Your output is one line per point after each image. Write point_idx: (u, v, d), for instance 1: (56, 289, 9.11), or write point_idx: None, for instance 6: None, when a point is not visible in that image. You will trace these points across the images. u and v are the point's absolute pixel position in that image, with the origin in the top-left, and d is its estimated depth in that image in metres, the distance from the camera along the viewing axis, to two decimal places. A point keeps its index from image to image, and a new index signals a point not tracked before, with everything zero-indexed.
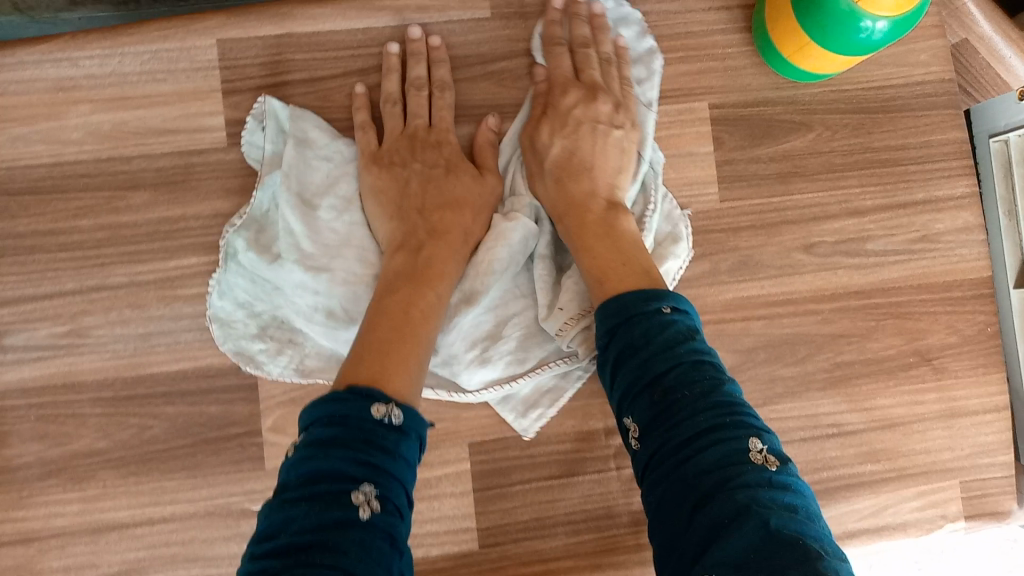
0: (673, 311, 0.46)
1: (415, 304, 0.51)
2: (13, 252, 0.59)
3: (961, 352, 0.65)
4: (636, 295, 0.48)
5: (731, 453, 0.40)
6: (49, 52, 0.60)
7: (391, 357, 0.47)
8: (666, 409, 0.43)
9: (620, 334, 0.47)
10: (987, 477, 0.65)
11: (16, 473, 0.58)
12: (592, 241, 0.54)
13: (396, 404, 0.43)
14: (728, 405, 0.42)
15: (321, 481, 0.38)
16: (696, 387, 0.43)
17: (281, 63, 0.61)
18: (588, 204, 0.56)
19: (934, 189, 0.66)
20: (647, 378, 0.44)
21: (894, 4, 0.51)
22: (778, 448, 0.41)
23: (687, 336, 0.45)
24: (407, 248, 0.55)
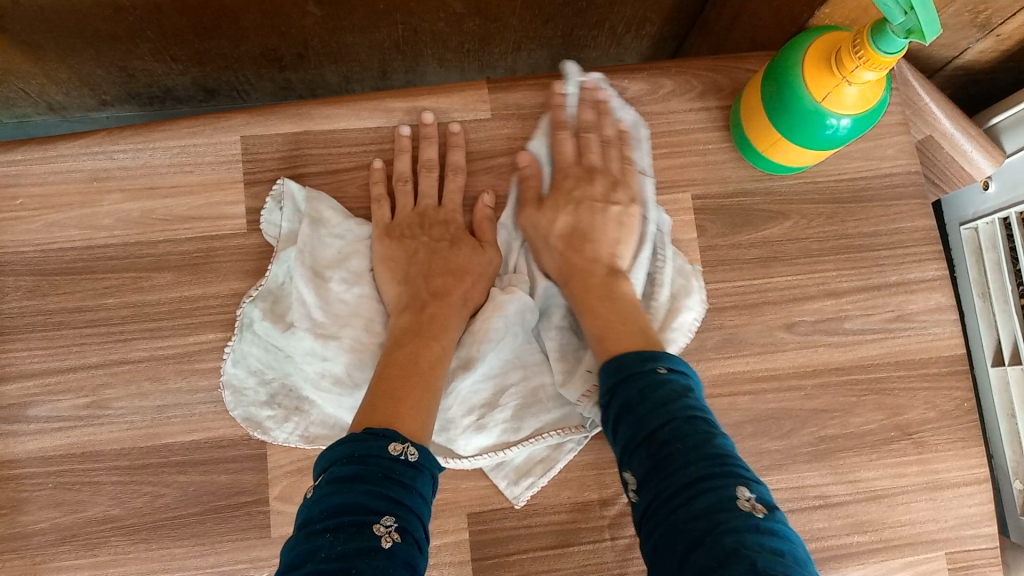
0: (668, 371, 0.50)
1: (421, 356, 0.55)
2: (42, 328, 0.63)
3: (940, 427, 0.68)
4: (635, 357, 0.52)
5: (720, 500, 0.42)
6: (87, 146, 0.66)
7: (405, 401, 0.51)
8: (661, 461, 0.46)
9: (619, 393, 0.50)
10: (972, 549, 0.66)
11: (31, 540, 0.61)
12: (594, 304, 0.59)
13: (411, 443, 0.47)
14: (719, 455, 0.45)
15: (344, 514, 0.42)
16: (688, 439, 0.46)
17: (299, 157, 0.66)
18: (589, 270, 0.61)
19: (907, 272, 0.70)
20: (643, 434, 0.47)
21: (855, 103, 0.57)
22: (767, 497, 0.43)
23: (682, 393, 0.49)
24: (412, 309, 0.59)
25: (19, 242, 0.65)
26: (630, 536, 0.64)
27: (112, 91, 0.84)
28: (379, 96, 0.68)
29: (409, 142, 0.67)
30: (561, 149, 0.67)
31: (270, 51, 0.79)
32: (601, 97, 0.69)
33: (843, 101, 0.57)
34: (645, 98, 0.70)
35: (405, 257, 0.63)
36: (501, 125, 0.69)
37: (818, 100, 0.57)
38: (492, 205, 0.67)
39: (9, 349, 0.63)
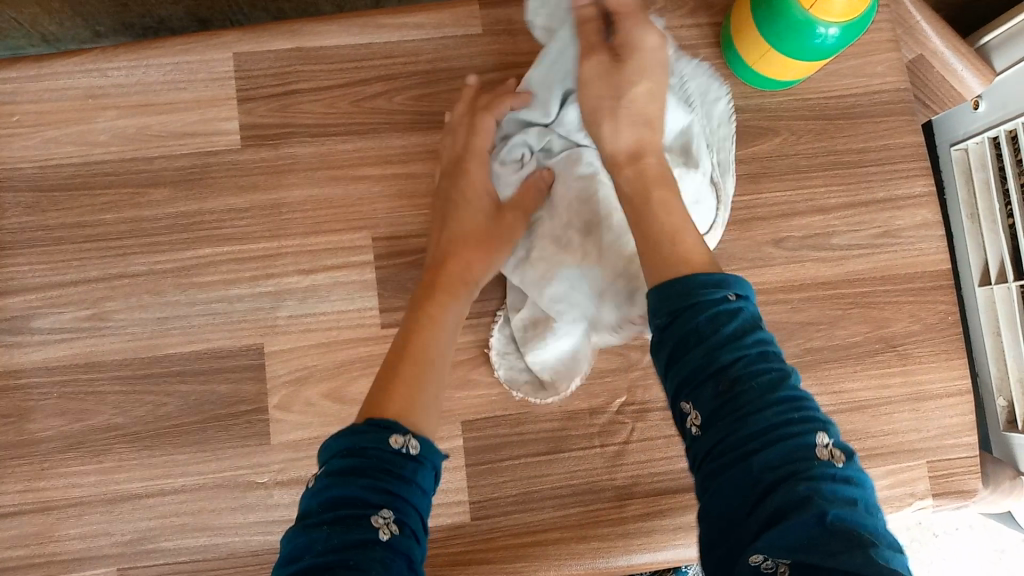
0: (737, 298, 0.44)
1: (423, 329, 0.55)
2: (42, 243, 0.65)
3: (924, 339, 0.69)
4: (699, 280, 0.45)
5: (797, 448, 0.39)
6: (81, 64, 0.66)
7: (406, 383, 0.50)
8: (734, 401, 0.41)
9: (684, 318, 0.44)
10: (952, 457, 0.68)
11: (38, 446, 0.62)
12: (624, 210, 0.55)
13: (412, 434, 0.46)
14: (792, 401, 0.41)
15: (342, 508, 0.42)
16: (761, 381, 0.41)
17: (290, 74, 0.67)
18: (615, 172, 0.56)
19: (894, 188, 0.71)
20: (712, 368, 0.42)
21: (843, 11, 0.57)
22: (841, 441, 0.41)
23: (752, 326, 0.43)
24: (424, 277, 0.60)
25: (17, 158, 0.65)
26: (618, 444, 0.65)
27: (105, 20, 0.83)
28: (370, 13, 0.68)
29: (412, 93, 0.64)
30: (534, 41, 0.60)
31: None
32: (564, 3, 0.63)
33: (831, 8, 0.57)
34: None
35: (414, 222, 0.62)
36: (492, 41, 0.69)
37: (806, 9, 0.58)
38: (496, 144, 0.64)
39: (11, 263, 0.64)
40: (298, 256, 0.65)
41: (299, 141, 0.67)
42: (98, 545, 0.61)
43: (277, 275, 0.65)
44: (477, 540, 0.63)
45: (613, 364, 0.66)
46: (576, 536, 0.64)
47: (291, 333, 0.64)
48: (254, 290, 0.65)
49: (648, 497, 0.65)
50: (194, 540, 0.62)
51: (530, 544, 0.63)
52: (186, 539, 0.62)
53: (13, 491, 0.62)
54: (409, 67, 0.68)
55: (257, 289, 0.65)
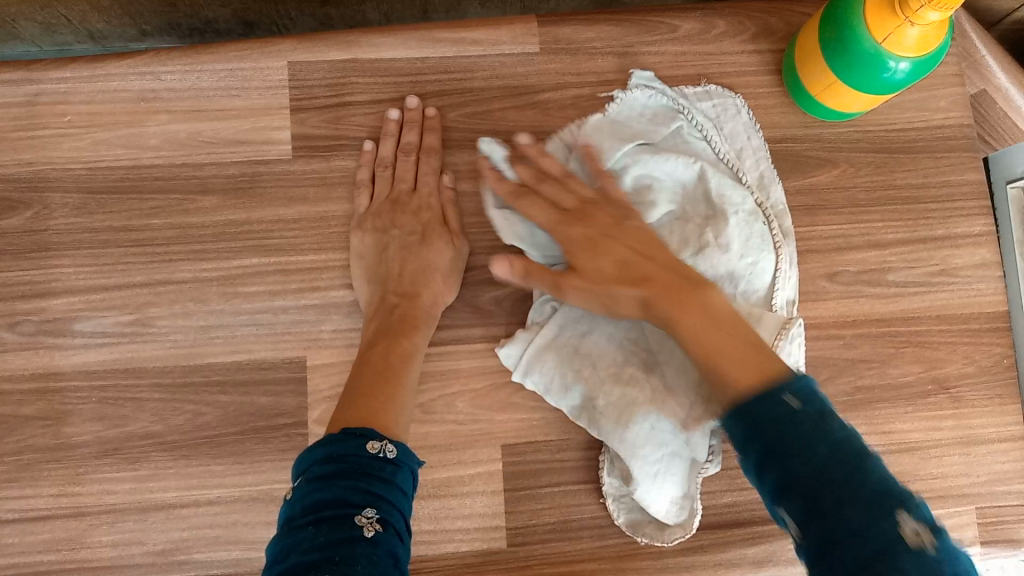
0: (796, 398, 0.43)
1: (392, 352, 0.59)
2: (88, 245, 0.64)
3: (978, 382, 0.68)
4: (755, 395, 0.44)
5: (893, 548, 0.36)
6: (136, 66, 0.66)
7: (377, 396, 0.55)
8: (813, 504, 0.39)
9: (755, 432, 0.43)
10: (1003, 505, 0.67)
11: (74, 451, 0.62)
12: (685, 312, 0.51)
13: (389, 441, 0.50)
14: (881, 493, 0.38)
15: (326, 508, 0.44)
16: (841, 483, 0.38)
17: (344, 85, 0.67)
18: (658, 281, 0.53)
19: (953, 226, 0.69)
20: (790, 480, 0.40)
21: (915, 47, 0.56)
22: (928, 516, 0.37)
23: (819, 425, 0.41)
24: (380, 310, 0.62)
25: (66, 158, 0.65)
26: None
27: (152, 19, 0.83)
28: (428, 27, 0.68)
29: (396, 127, 0.66)
30: (536, 211, 0.60)
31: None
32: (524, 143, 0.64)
33: (904, 43, 0.56)
34: (695, 37, 0.69)
35: (379, 251, 0.64)
36: (550, 60, 0.68)
37: (877, 42, 0.57)
38: (452, 186, 0.67)
39: (55, 265, 0.64)
40: (345, 269, 0.65)
41: (351, 154, 0.66)
42: (130, 553, 0.61)
43: (323, 288, 0.64)
44: (512, 567, 0.62)
45: None
46: (612, 568, 0.62)
47: (334, 347, 0.64)
48: (300, 302, 0.64)
49: (689, 531, 0.63)
50: (227, 554, 0.61)
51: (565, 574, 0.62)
52: (219, 551, 0.61)
53: (48, 495, 0.61)
54: (463, 83, 0.68)
55: (302, 301, 0.64)
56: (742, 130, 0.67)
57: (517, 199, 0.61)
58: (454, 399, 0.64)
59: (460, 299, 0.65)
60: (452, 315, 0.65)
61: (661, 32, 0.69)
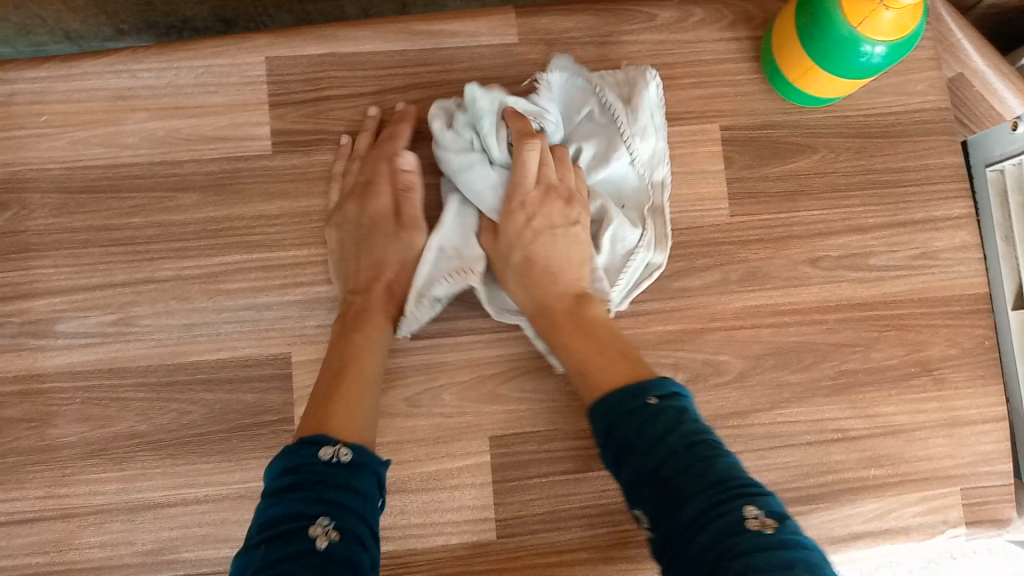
0: (659, 399, 0.48)
1: (362, 352, 0.58)
2: (68, 245, 0.64)
3: (961, 364, 0.68)
4: (620, 395, 0.50)
5: (730, 524, 0.41)
6: (113, 64, 0.65)
7: (347, 399, 0.54)
8: (668, 496, 0.44)
9: (614, 435, 0.49)
10: (987, 485, 0.67)
11: (59, 452, 0.61)
12: (569, 338, 0.57)
13: (344, 445, 0.50)
14: (728, 483, 0.43)
15: (281, 522, 0.44)
16: (687, 470, 0.44)
17: (323, 79, 0.66)
18: (552, 297, 0.59)
19: (933, 209, 0.69)
20: (648, 475, 0.46)
21: (890, 31, 0.56)
22: (777, 508, 0.42)
23: (676, 421, 0.47)
24: (352, 306, 0.61)
25: (45, 158, 0.64)
26: None
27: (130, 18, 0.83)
28: (406, 20, 0.68)
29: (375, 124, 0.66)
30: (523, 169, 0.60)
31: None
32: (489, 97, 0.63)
33: (879, 27, 0.56)
34: (674, 26, 0.69)
35: (338, 246, 0.63)
36: (529, 50, 0.68)
37: (852, 26, 0.57)
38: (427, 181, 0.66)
39: (35, 266, 0.63)
40: (327, 264, 0.64)
41: (331, 149, 0.66)
42: (118, 554, 0.60)
43: (306, 283, 0.64)
44: (502, 558, 0.62)
45: None
46: (603, 557, 0.62)
47: (318, 343, 0.63)
48: (283, 298, 0.64)
49: None
50: (216, 553, 0.60)
51: (556, 564, 0.62)
52: (207, 551, 0.60)
53: (34, 497, 0.61)
54: (443, 75, 0.68)
55: (285, 297, 0.64)
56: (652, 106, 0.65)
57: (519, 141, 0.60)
58: (440, 392, 0.64)
59: None
60: None
61: (640, 21, 0.69)
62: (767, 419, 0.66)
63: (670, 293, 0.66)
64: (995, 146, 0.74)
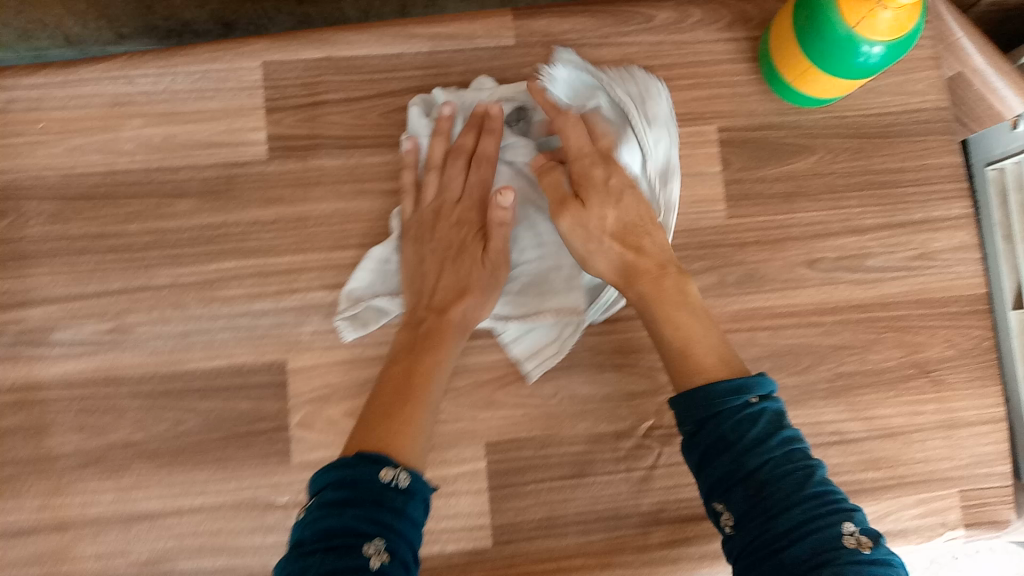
0: (760, 400, 0.47)
1: (415, 369, 0.56)
2: (65, 253, 0.63)
3: (959, 365, 0.68)
4: (717, 387, 0.47)
5: (829, 542, 0.41)
6: (107, 70, 0.65)
7: (396, 418, 0.51)
8: (760, 504, 0.44)
9: (710, 427, 0.47)
10: (985, 487, 0.67)
11: (57, 461, 0.61)
12: (648, 322, 0.55)
13: (404, 468, 0.47)
14: (823, 496, 0.43)
15: (334, 537, 0.43)
16: (786, 479, 0.44)
17: (319, 84, 0.66)
18: (623, 275, 0.57)
19: (932, 210, 0.69)
20: (742, 476, 0.45)
21: (888, 30, 0.56)
22: (869, 526, 0.43)
23: (777, 426, 0.46)
24: (411, 324, 0.59)
25: (40, 166, 0.64)
26: (645, 468, 0.64)
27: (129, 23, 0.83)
28: (402, 23, 0.67)
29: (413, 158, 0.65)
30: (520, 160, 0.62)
31: None
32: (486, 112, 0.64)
33: (876, 26, 0.55)
34: (671, 27, 0.69)
35: (416, 262, 0.62)
36: (525, 53, 0.68)
37: (850, 26, 0.56)
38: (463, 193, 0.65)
39: (33, 274, 0.63)
40: (324, 271, 0.64)
41: (327, 153, 0.65)
42: (116, 563, 0.60)
43: (302, 290, 0.64)
44: (498, 564, 0.62)
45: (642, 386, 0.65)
46: (599, 563, 0.62)
47: (315, 350, 0.63)
48: (279, 305, 0.64)
49: (674, 523, 0.64)
50: (213, 561, 0.60)
51: (553, 570, 0.62)
52: (205, 558, 0.60)
53: (32, 506, 0.61)
54: (439, 79, 0.67)
55: (281, 304, 0.64)
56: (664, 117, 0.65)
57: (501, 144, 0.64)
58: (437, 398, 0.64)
59: None
60: None
61: (637, 22, 0.69)
62: None
63: None
64: (996, 146, 0.74)
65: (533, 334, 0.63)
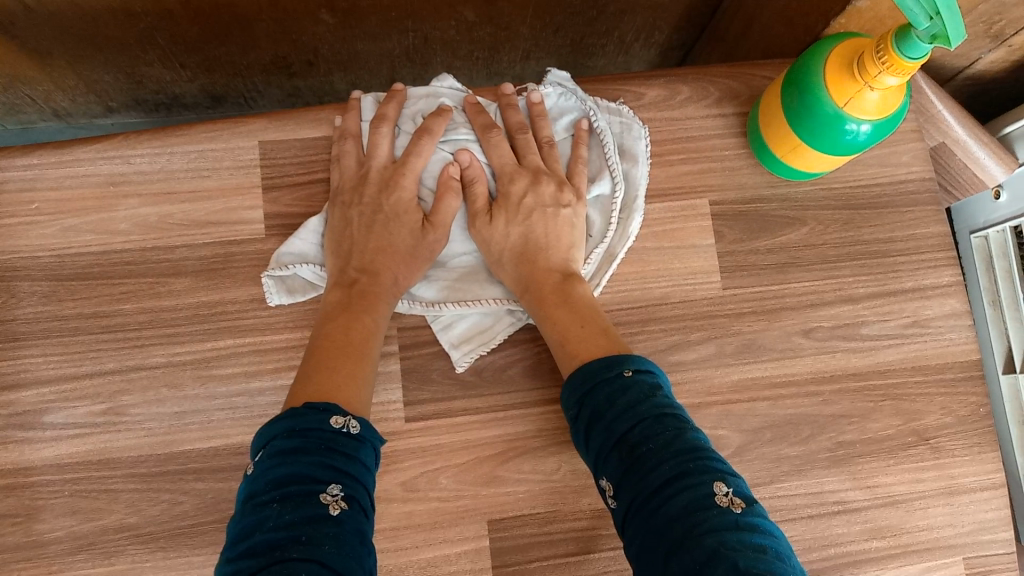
0: (635, 373, 0.52)
1: (353, 329, 0.59)
2: (58, 333, 0.63)
3: (957, 432, 0.68)
4: (598, 364, 0.53)
5: (699, 499, 0.44)
6: (104, 150, 0.65)
7: (338, 371, 0.55)
8: (635, 463, 0.47)
9: (588, 401, 0.52)
10: (990, 554, 0.67)
11: (46, 548, 0.60)
12: (554, 311, 0.60)
13: (353, 416, 0.50)
14: (694, 451, 0.47)
15: (290, 484, 0.44)
16: (657, 437, 0.47)
17: (317, 163, 0.67)
18: (543, 278, 0.63)
19: (922, 278, 0.70)
20: (614, 439, 0.49)
21: (875, 110, 0.58)
22: (744, 491, 0.45)
23: (649, 393, 0.50)
24: (343, 283, 0.62)
25: (34, 247, 0.64)
26: None
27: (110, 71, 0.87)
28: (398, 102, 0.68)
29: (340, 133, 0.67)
30: (498, 154, 0.66)
31: (279, 58, 0.89)
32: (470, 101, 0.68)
33: (864, 106, 0.57)
34: (661, 103, 0.71)
35: (344, 225, 0.64)
36: None
37: (838, 105, 0.58)
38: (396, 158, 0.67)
39: (24, 355, 0.62)
40: None
41: None
42: None
43: (300, 367, 0.63)
44: None
45: None
46: None
47: None
48: (277, 383, 0.63)
49: None
50: None
51: None
52: None
53: None
54: None
55: (279, 382, 0.63)
56: (638, 153, 0.68)
57: (485, 135, 0.66)
58: (437, 475, 0.63)
59: (439, 370, 0.65)
60: (431, 389, 0.64)
61: (627, 100, 0.70)
62: (767, 493, 0.65)
63: (665, 368, 0.66)
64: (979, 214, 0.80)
65: (465, 320, 0.65)
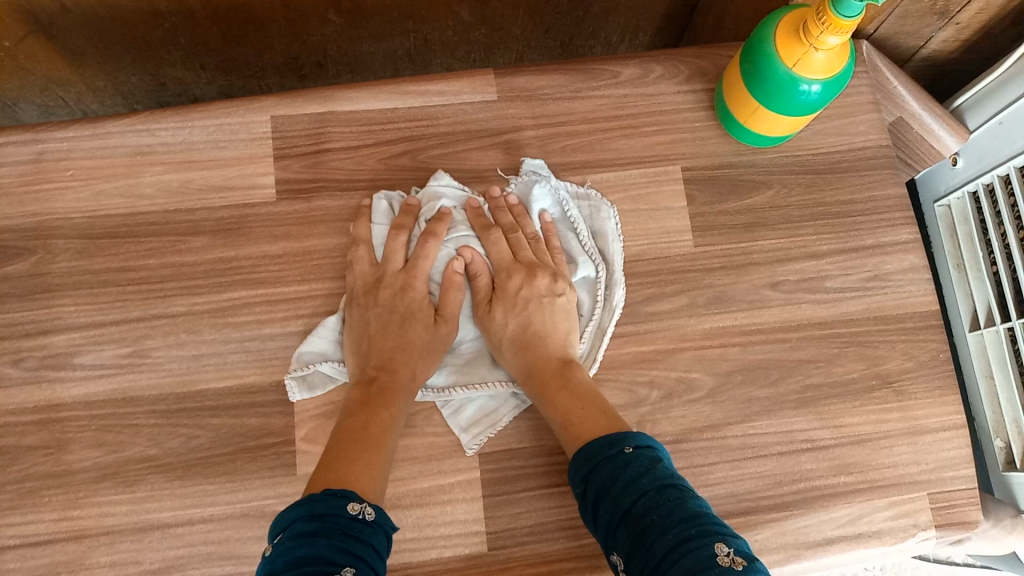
0: (635, 449, 0.56)
1: (371, 423, 0.62)
2: (89, 285, 0.69)
3: (918, 376, 0.73)
4: (602, 443, 0.58)
5: (701, 558, 0.47)
6: (132, 124, 0.73)
7: (358, 462, 0.59)
8: (642, 534, 0.51)
9: (595, 478, 0.57)
10: (953, 489, 0.70)
11: (74, 477, 0.65)
12: (554, 394, 0.64)
13: (368, 504, 0.54)
14: (694, 517, 0.50)
15: (308, 561, 0.47)
16: (659, 508, 0.51)
17: (323, 135, 0.74)
18: (544, 364, 0.67)
19: (881, 236, 0.76)
20: (621, 513, 0.53)
21: (823, 70, 0.64)
22: (745, 550, 0.48)
23: (650, 467, 0.55)
24: (363, 380, 0.66)
25: (69, 209, 0.71)
26: None
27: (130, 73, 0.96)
28: (396, 81, 0.75)
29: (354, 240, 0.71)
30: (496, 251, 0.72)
31: (291, 60, 0.98)
32: (471, 204, 0.73)
33: (812, 67, 0.64)
34: (636, 81, 0.77)
35: (362, 327, 0.68)
36: (507, 106, 0.76)
37: (790, 67, 0.65)
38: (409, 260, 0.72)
39: (58, 304, 0.69)
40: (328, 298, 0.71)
41: (330, 195, 0.73)
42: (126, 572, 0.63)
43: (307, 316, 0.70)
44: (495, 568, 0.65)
45: (622, 400, 0.70)
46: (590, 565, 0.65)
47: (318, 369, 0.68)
48: (285, 330, 0.69)
49: None
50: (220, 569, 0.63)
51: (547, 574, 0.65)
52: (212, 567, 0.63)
53: (48, 520, 0.64)
54: (431, 130, 0.75)
55: (287, 329, 0.69)
56: (609, 232, 0.74)
57: (484, 236, 0.73)
58: (432, 413, 0.69)
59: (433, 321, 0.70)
60: None
61: (605, 78, 0.77)
62: (739, 432, 0.70)
63: (642, 317, 0.72)
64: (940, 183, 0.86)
65: (474, 403, 0.69)
